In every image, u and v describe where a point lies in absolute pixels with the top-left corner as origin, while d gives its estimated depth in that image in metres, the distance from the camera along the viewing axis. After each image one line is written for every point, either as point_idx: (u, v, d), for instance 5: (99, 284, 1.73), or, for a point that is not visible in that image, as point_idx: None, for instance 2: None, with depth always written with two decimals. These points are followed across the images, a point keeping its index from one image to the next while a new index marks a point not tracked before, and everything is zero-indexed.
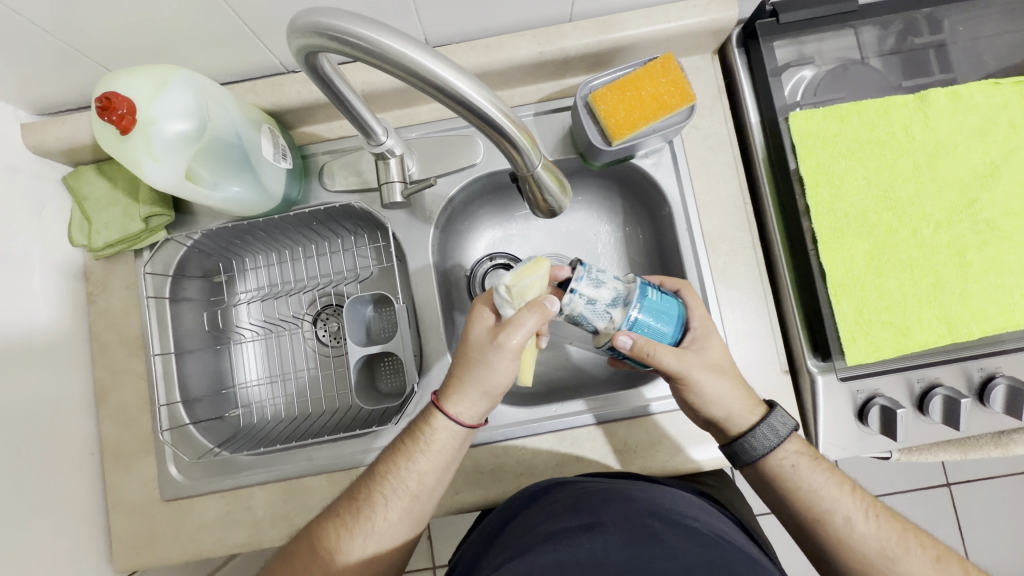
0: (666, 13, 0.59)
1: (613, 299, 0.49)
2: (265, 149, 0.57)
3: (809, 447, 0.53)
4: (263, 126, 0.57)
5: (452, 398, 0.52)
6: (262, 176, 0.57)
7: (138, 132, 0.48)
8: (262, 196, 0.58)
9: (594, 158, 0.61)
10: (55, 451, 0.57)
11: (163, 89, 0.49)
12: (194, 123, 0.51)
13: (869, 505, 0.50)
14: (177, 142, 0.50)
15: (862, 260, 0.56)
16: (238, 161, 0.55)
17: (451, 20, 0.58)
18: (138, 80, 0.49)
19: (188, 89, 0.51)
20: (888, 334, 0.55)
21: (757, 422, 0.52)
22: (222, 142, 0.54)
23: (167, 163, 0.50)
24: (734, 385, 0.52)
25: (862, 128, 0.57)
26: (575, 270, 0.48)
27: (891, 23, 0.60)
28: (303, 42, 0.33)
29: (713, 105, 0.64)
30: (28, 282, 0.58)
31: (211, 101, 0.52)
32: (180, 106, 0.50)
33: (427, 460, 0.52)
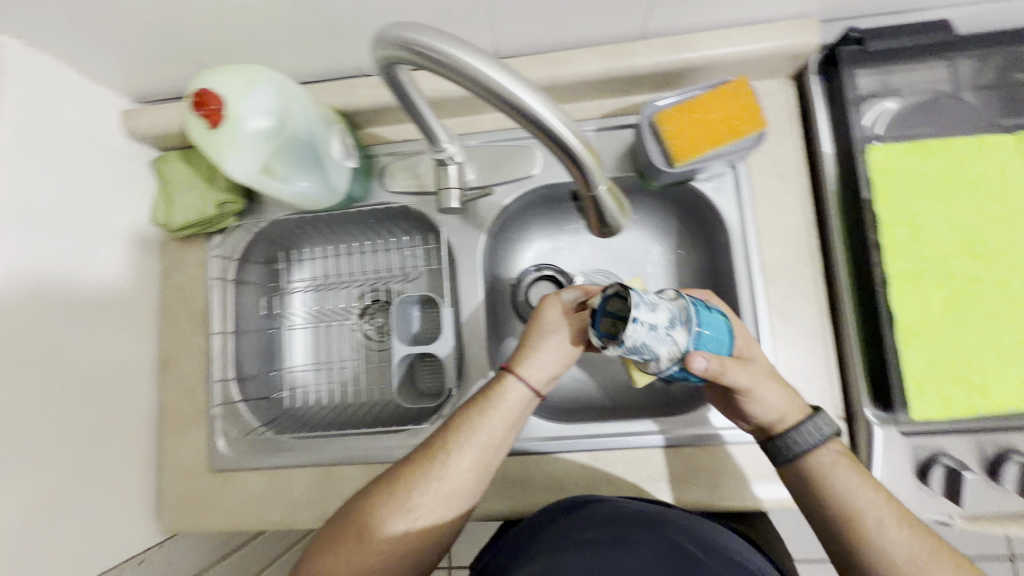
0: (743, 35, 0.58)
1: (671, 320, 0.44)
2: (334, 148, 0.59)
3: (850, 453, 0.49)
4: (336, 127, 0.60)
5: (524, 364, 0.53)
6: (330, 172, 0.60)
7: (222, 126, 0.52)
8: (327, 192, 0.61)
9: (653, 178, 0.60)
10: (120, 411, 0.62)
11: (250, 88, 0.52)
12: (274, 120, 0.54)
13: (904, 514, 0.46)
14: (258, 136, 0.53)
15: (939, 308, 0.52)
16: (309, 159, 0.58)
17: (523, 31, 0.58)
18: (230, 79, 0.52)
19: (271, 87, 0.53)
20: (962, 391, 0.50)
21: (803, 419, 0.49)
22: (299, 139, 0.57)
23: (247, 156, 0.54)
24: (783, 390, 0.50)
25: (950, 167, 0.53)
26: (631, 297, 0.41)
27: (993, 57, 0.56)
28: (384, 54, 0.35)
29: (784, 131, 0.62)
30: (114, 255, 0.63)
31: (292, 100, 0.55)
32: (266, 104, 0.53)
33: (496, 416, 0.51)
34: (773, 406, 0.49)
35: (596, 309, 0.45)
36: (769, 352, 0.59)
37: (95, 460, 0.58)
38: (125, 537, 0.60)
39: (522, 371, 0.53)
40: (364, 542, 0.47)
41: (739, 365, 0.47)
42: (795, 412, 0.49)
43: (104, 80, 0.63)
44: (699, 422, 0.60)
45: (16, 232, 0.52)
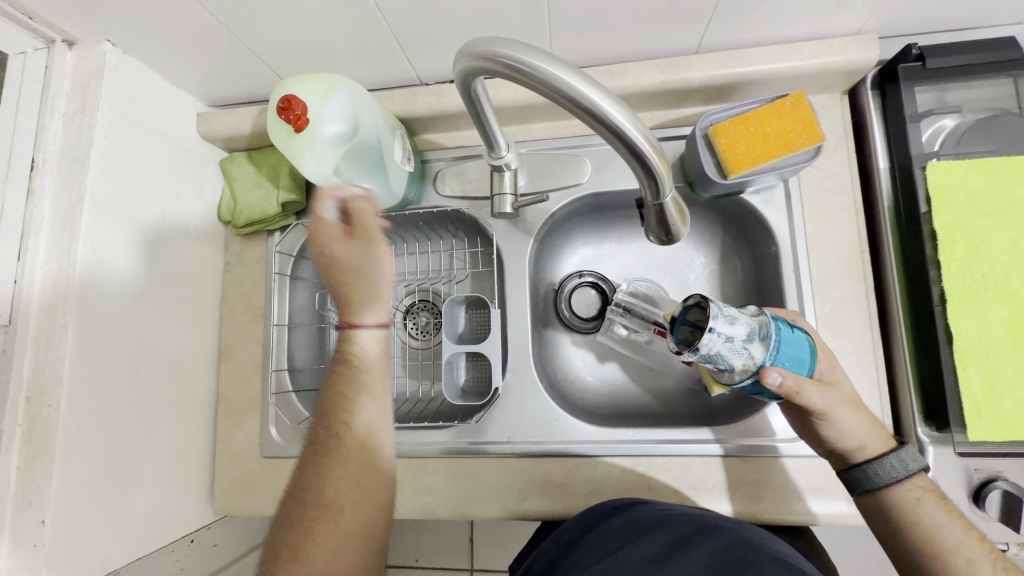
0: (800, 50, 0.58)
1: (749, 334, 0.45)
2: (396, 152, 0.62)
3: (934, 488, 0.47)
4: (399, 135, 0.63)
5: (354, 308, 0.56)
6: (391, 176, 0.63)
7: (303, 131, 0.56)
8: (387, 195, 0.64)
9: (703, 189, 0.61)
10: (183, 395, 0.65)
11: (329, 97, 0.56)
12: (347, 126, 0.57)
13: (996, 558, 0.44)
14: (333, 141, 0.57)
15: (999, 327, 0.51)
16: (376, 163, 0.61)
17: (580, 44, 0.60)
18: (311, 86, 0.56)
19: (345, 96, 0.57)
20: (1023, 412, 0.49)
21: (886, 452, 0.48)
22: (367, 144, 0.60)
23: (324, 160, 0.58)
24: (866, 418, 0.48)
25: (1012, 187, 0.53)
26: (711, 306, 0.45)
27: None
28: (469, 66, 0.37)
29: (837, 146, 0.62)
30: (185, 247, 0.67)
31: (365, 107, 0.59)
32: (341, 111, 0.57)
33: (368, 369, 0.56)
34: (853, 434, 0.48)
35: (676, 317, 0.50)
36: None
37: (160, 440, 0.61)
38: (182, 516, 0.63)
39: (362, 321, 0.56)
40: (321, 534, 0.48)
41: (817, 388, 0.47)
42: (871, 435, 0.48)
43: (184, 85, 0.68)
44: (741, 433, 0.60)
45: (106, 224, 0.55)
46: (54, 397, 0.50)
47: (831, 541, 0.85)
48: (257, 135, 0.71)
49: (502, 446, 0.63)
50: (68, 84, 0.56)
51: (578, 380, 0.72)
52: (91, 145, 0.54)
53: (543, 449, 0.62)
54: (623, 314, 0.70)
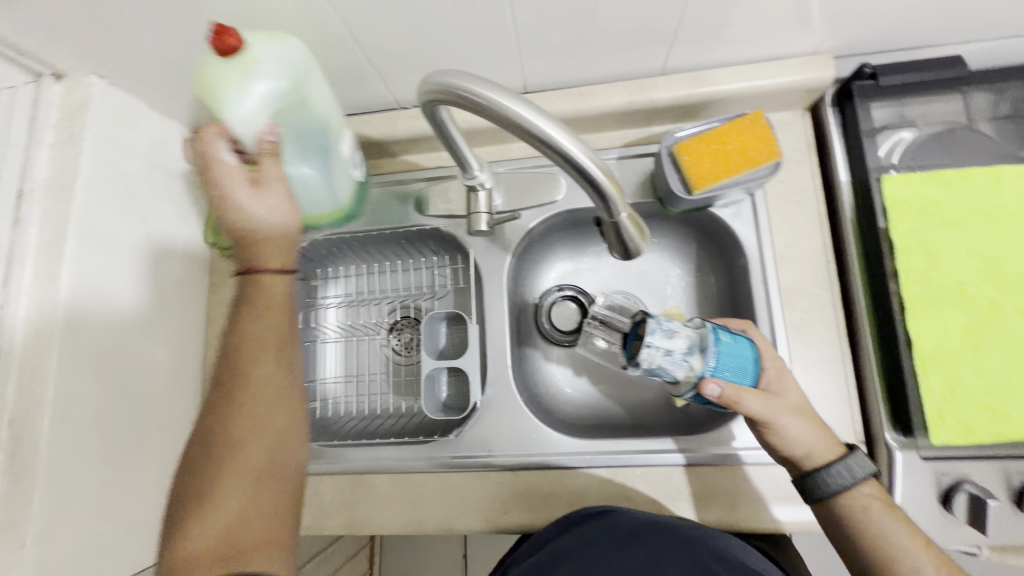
0: (760, 70, 0.61)
1: (688, 347, 0.51)
2: (343, 148, 0.61)
3: (883, 493, 0.49)
4: (346, 133, 0.62)
5: (252, 248, 0.49)
6: (330, 166, 0.60)
7: (235, 63, 0.49)
8: (320, 188, 0.61)
9: (672, 205, 0.63)
10: (168, 414, 0.66)
11: (284, 48, 0.51)
12: (288, 84, 0.52)
13: (942, 563, 0.46)
14: (269, 91, 0.51)
15: (958, 334, 0.52)
16: (314, 148, 0.58)
17: (551, 69, 0.63)
18: (258, 33, 0.51)
19: (307, 68, 0.53)
20: (984, 417, 0.50)
21: (834, 460, 0.49)
22: (312, 120, 0.56)
23: (251, 104, 0.50)
24: (815, 427, 0.50)
25: (967, 197, 0.55)
26: (649, 325, 0.51)
27: (1008, 90, 0.58)
28: (428, 92, 0.39)
29: (802, 161, 0.65)
30: (168, 267, 0.68)
31: (324, 91, 0.56)
32: (286, 65, 0.51)
33: (273, 311, 0.48)
34: (801, 442, 0.49)
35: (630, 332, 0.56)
36: None
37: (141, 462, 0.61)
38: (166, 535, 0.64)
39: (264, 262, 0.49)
40: (230, 471, 0.43)
41: (759, 398, 0.50)
42: (823, 439, 0.50)
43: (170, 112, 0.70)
44: (716, 442, 0.61)
45: (92, 247, 0.57)
46: (38, 418, 0.51)
47: (819, 550, 0.85)
48: None
49: (482, 460, 0.63)
50: (57, 114, 0.58)
51: (559, 393, 0.73)
52: (78, 173, 0.56)
53: (523, 462, 0.63)
54: (600, 327, 0.72)
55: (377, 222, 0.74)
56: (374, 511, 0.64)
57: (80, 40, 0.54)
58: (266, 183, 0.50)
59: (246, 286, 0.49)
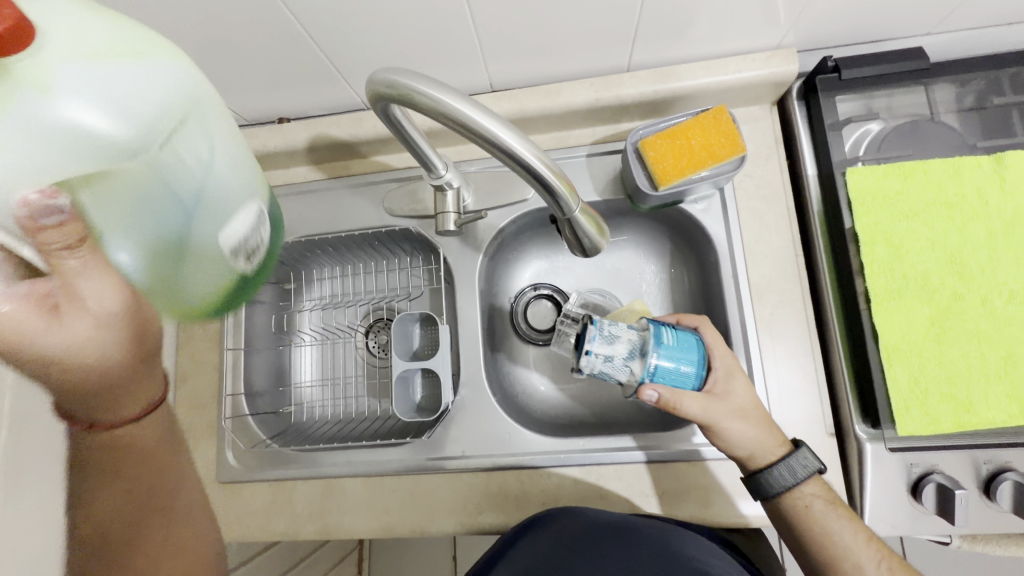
0: (724, 65, 0.61)
1: (629, 352, 0.51)
2: (230, 231, 0.40)
3: (829, 490, 0.52)
4: (251, 208, 0.41)
5: (100, 410, 0.40)
6: (189, 255, 0.39)
7: (3, 81, 0.27)
8: (189, 279, 0.40)
9: (641, 201, 0.63)
10: None
11: (139, 74, 0.31)
12: (129, 140, 0.32)
13: (885, 557, 0.49)
14: (76, 141, 0.29)
15: (922, 325, 0.52)
16: (166, 232, 0.36)
17: (516, 67, 0.63)
18: (95, 28, 0.30)
19: (158, 79, 0.32)
20: (949, 407, 0.51)
21: (776, 460, 0.51)
22: (190, 206, 0.36)
23: (27, 152, 0.28)
24: (759, 428, 0.52)
25: (929, 188, 0.55)
26: (587, 332, 0.50)
27: (970, 82, 0.58)
28: (375, 93, 0.39)
29: (769, 155, 0.65)
30: None
31: (172, 121, 0.34)
32: (120, 96, 0.31)
33: (134, 464, 0.42)
34: (743, 445, 0.51)
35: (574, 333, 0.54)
36: (758, 370, 0.60)
37: None
38: None
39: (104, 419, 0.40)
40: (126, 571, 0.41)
41: (700, 400, 0.51)
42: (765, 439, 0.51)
43: None
44: (689, 438, 0.61)
45: None
46: None
47: None
48: None
49: (456, 462, 0.63)
50: None
51: (534, 392, 0.73)
52: None
53: (496, 463, 0.62)
54: (572, 324, 0.72)
55: (348, 224, 0.73)
56: (347, 516, 0.64)
57: None
58: (66, 304, 0.32)
59: (96, 441, 0.41)
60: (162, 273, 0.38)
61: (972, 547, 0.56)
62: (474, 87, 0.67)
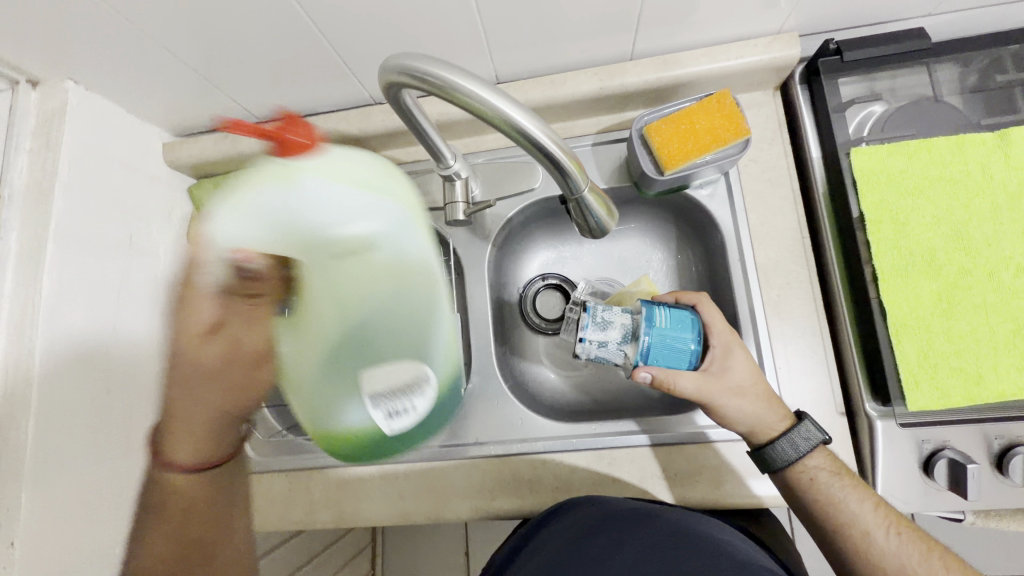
0: (726, 51, 0.62)
1: (622, 336, 0.54)
2: (378, 375, 0.45)
3: (835, 461, 0.52)
4: (405, 364, 0.47)
5: (176, 443, 0.43)
6: (342, 376, 0.44)
7: (287, 173, 0.43)
8: (329, 398, 0.44)
9: (647, 187, 0.64)
10: None
11: (358, 206, 0.44)
12: (357, 248, 0.44)
13: (893, 523, 0.48)
14: (294, 224, 0.42)
15: (929, 301, 0.53)
16: (334, 332, 0.44)
17: (521, 58, 0.64)
18: (355, 168, 0.45)
19: (369, 210, 0.45)
20: (958, 381, 0.51)
21: (777, 436, 0.51)
22: (354, 330, 0.44)
23: (248, 222, 0.41)
24: (759, 403, 0.52)
25: (933, 166, 0.55)
26: (580, 321, 0.54)
27: (972, 61, 0.59)
28: (389, 81, 0.40)
29: (773, 139, 0.65)
30: (151, 270, 0.69)
31: (357, 249, 0.44)
32: (357, 213, 0.44)
33: (181, 516, 0.41)
34: (742, 420, 0.52)
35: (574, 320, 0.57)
36: (768, 352, 0.61)
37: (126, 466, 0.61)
38: None
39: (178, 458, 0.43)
40: None
41: (695, 378, 0.52)
42: (761, 415, 0.52)
43: (149, 118, 0.71)
44: (700, 420, 0.61)
45: (73, 250, 0.58)
46: (23, 420, 0.52)
47: None
48: (223, 160, 0.74)
49: (469, 448, 0.64)
50: (34, 120, 0.59)
51: (545, 380, 0.74)
52: (55, 177, 0.57)
53: (509, 449, 0.63)
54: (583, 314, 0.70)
55: None
56: (364, 504, 0.65)
57: (52, 46, 0.55)
58: (225, 327, 0.44)
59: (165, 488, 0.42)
60: (312, 377, 0.43)
61: (985, 523, 0.56)
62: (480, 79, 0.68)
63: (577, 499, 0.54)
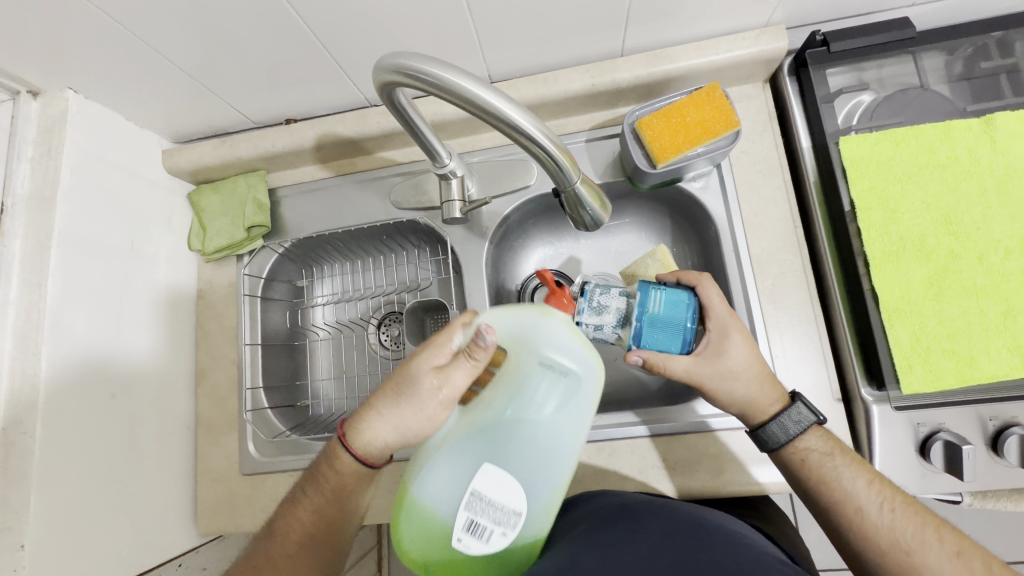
0: (715, 45, 0.62)
1: (617, 319, 0.56)
2: (482, 479, 0.42)
3: (832, 438, 0.51)
4: (513, 487, 0.43)
5: (361, 434, 0.48)
6: (458, 462, 0.44)
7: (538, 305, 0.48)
8: (431, 476, 0.44)
9: (640, 180, 0.65)
10: (161, 419, 0.67)
11: (581, 358, 0.45)
12: (544, 375, 0.45)
13: (886, 498, 0.47)
14: (544, 343, 0.45)
15: (920, 285, 0.53)
16: (482, 425, 0.44)
17: (513, 57, 0.65)
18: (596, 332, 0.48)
19: (578, 366, 0.45)
20: (950, 363, 0.52)
21: (768, 418, 0.52)
22: (502, 428, 0.44)
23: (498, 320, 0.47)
24: (751, 386, 0.53)
25: (920, 152, 0.56)
26: (576, 306, 0.57)
27: (958, 48, 0.60)
28: (381, 79, 0.40)
29: (764, 131, 0.66)
30: (152, 275, 0.69)
31: (568, 385, 0.45)
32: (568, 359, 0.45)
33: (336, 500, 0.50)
34: (734, 402, 0.53)
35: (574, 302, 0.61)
36: (764, 340, 0.62)
37: (131, 469, 0.62)
38: (166, 538, 0.65)
39: (354, 447, 0.49)
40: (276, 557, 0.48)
41: (687, 361, 0.53)
42: (760, 398, 0.53)
43: (148, 125, 0.72)
44: (699, 410, 0.62)
45: (75, 255, 0.58)
46: (32, 423, 0.52)
47: None
48: (222, 165, 0.75)
49: None
50: (33, 129, 0.60)
51: None
52: (57, 183, 0.58)
53: None
54: None
55: (356, 219, 0.75)
56: None
57: (51, 55, 0.56)
58: (452, 368, 0.46)
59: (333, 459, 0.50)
60: (435, 454, 0.44)
61: (981, 503, 0.57)
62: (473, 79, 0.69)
63: (594, 494, 0.55)
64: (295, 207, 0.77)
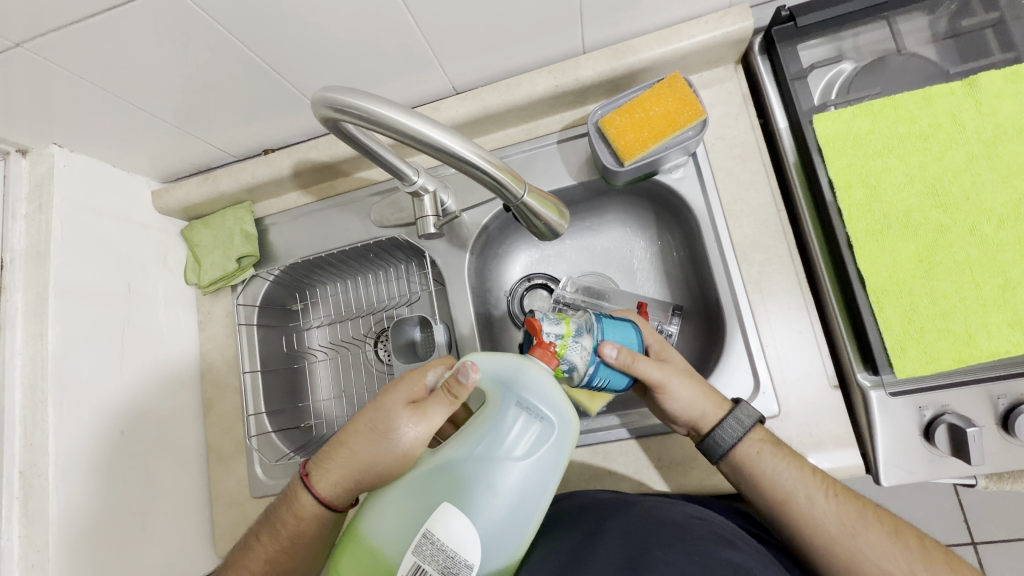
0: (678, 32, 0.60)
1: (578, 328, 0.53)
2: (437, 522, 0.41)
3: (772, 436, 0.53)
4: (465, 533, 0.41)
5: (326, 473, 0.50)
6: (417, 503, 0.43)
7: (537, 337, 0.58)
8: (391, 512, 0.44)
9: (613, 179, 0.64)
10: (174, 449, 0.70)
11: (556, 407, 0.46)
12: (515, 419, 0.45)
13: (830, 486, 0.49)
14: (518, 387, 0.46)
15: (909, 264, 0.51)
16: (448, 468, 0.44)
17: (474, 66, 0.64)
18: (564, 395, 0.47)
19: (549, 414, 0.45)
20: (947, 343, 0.49)
21: (725, 415, 0.52)
22: (468, 463, 0.44)
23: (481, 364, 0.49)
24: (701, 386, 0.54)
25: (900, 123, 0.54)
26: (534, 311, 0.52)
27: (939, 6, 0.56)
28: (321, 116, 0.42)
29: (739, 114, 0.64)
30: (152, 312, 0.72)
31: (536, 431, 0.45)
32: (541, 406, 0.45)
33: (289, 547, 0.51)
34: (694, 399, 0.53)
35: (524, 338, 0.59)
36: (753, 331, 0.60)
37: (146, 500, 0.65)
38: (187, 563, 0.67)
39: (315, 486, 0.50)
40: None
41: (651, 362, 0.54)
42: (711, 406, 0.53)
43: (135, 170, 0.75)
44: None
45: (74, 302, 0.61)
46: (44, 466, 0.55)
47: None
48: (208, 201, 0.77)
49: None
50: (27, 186, 0.63)
51: None
52: (50, 237, 0.61)
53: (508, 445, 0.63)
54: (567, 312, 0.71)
55: (340, 240, 0.76)
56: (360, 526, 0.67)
57: (32, 116, 0.59)
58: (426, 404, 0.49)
59: (291, 504, 0.51)
60: (397, 492, 0.45)
61: (997, 486, 0.54)
62: (438, 92, 0.69)
63: (571, 497, 0.56)
64: (282, 234, 0.79)
